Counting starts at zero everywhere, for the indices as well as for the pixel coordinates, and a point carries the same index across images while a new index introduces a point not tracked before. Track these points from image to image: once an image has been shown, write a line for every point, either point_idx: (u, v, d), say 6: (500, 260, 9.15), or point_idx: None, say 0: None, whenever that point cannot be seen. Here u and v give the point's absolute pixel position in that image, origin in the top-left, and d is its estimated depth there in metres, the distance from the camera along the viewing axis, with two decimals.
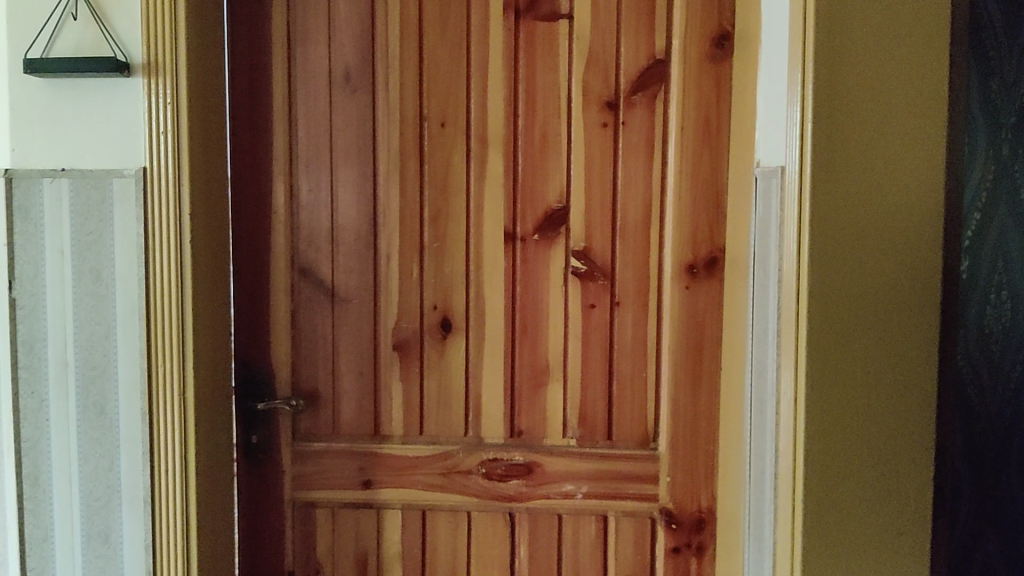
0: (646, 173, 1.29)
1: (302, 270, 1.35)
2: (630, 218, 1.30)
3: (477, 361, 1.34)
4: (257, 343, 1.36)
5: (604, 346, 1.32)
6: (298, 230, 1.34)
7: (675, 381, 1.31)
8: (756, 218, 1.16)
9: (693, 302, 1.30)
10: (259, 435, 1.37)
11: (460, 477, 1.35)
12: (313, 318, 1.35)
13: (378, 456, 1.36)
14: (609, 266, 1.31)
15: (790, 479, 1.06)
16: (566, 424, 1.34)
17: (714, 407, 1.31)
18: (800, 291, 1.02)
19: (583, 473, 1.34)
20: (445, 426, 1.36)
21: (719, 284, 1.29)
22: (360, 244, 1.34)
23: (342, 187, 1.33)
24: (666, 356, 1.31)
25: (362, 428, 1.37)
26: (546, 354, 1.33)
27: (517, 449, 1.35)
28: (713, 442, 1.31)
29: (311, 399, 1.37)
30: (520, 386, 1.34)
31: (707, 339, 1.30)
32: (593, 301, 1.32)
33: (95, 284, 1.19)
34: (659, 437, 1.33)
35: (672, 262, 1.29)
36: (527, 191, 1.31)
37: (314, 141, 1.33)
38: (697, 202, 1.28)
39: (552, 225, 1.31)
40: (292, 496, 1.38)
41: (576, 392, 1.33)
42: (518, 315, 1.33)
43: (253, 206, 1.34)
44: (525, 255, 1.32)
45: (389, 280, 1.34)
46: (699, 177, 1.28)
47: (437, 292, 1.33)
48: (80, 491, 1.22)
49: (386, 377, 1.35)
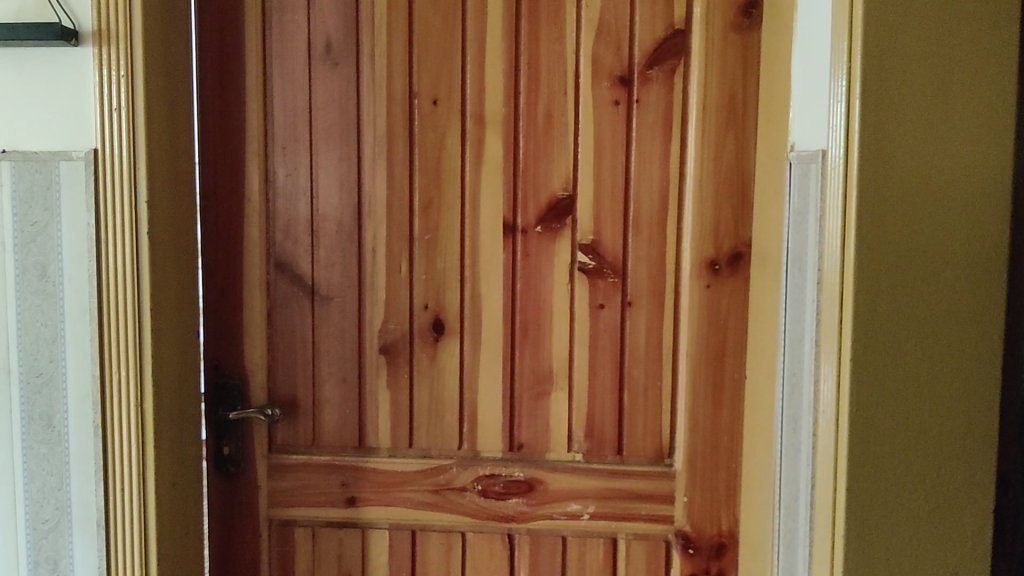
0: (663, 157, 1.15)
1: (279, 264, 1.21)
2: (645, 207, 1.16)
3: (472, 366, 1.20)
4: (228, 345, 1.22)
5: (615, 351, 1.19)
6: (274, 220, 1.21)
7: (693, 391, 1.17)
8: (790, 209, 0.99)
9: (714, 302, 1.16)
10: (230, 446, 1.23)
11: (454, 495, 1.22)
12: (291, 318, 1.22)
13: (363, 471, 1.22)
14: (621, 261, 1.17)
15: (831, 511, 0.91)
16: (572, 437, 1.21)
17: (736, 419, 1.17)
18: (843, 294, 0.88)
19: (590, 491, 1.21)
20: (437, 438, 1.22)
21: (744, 282, 1.15)
22: (343, 236, 1.20)
23: (323, 172, 1.19)
24: (684, 362, 1.17)
25: (346, 439, 1.23)
26: (549, 359, 1.19)
27: (517, 464, 1.21)
28: (736, 459, 1.18)
29: (290, 407, 1.23)
30: (521, 394, 1.20)
31: (730, 344, 1.16)
32: (602, 301, 1.18)
33: (40, 281, 1.05)
34: (675, 452, 1.20)
35: (691, 257, 1.16)
36: (529, 177, 1.17)
37: (290, 120, 1.19)
38: (720, 190, 1.14)
39: (557, 216, 1.17)
40: (268, 514, 1.24)
41: (583, 401, 1.20)
42: (519, 316, 1.19)
43: (224, 192, 1.20)
44: (526, 249, 1.18)
45: (376, 275, 1.20)
46: (723, 162, 1.14)
47: (428, 290, 1.20)
48: (25, 512, 1.09)
49: (372, 383, 1.22)
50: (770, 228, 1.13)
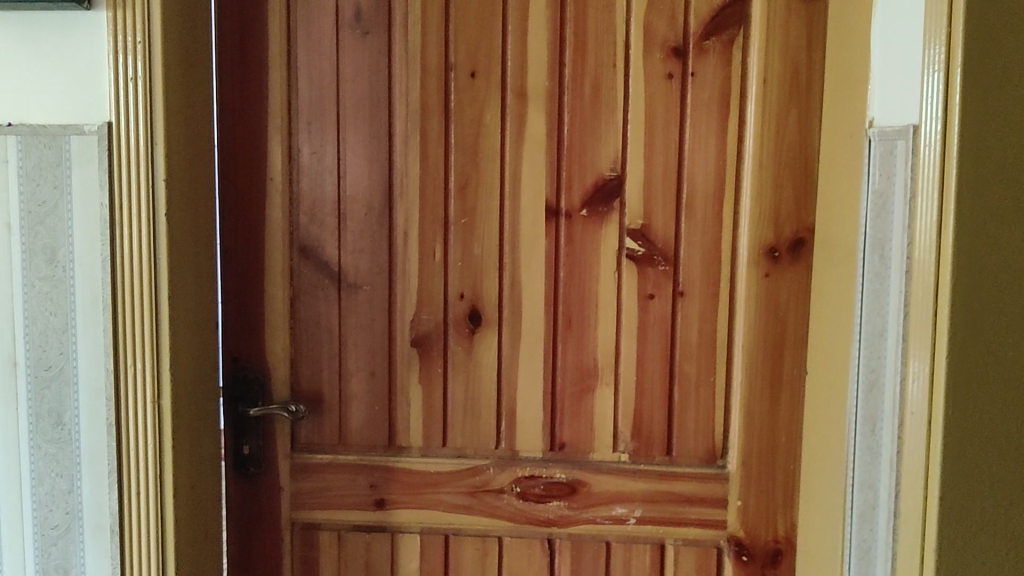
0: (720, 136, 1.07)
1: (303, 249, 1.13)
2: (700, 190, 1.08)
3: (511, 360, 1.12)
4: (248, 336, 1.14)
5: (664, 344, 1.10)
6: (298, 201, 1.12)
7: (750, 387, 1.09)
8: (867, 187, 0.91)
9: (773, 292, 1.08)
10: (251, 445, 1.15)
11: (491, 498, 1.14)
12: (315, 308, 1.13)
13: (392, 471, 1.14)
14: (672, 248, 1.09)
15: (919, 522, 0.83)
16: (617, 436, 1.13)
17: (795, 418, 1.09)
18: (939, 284, 0.80)
19: (636, 494, 1.13)
20: (473, 436, 1.14)
21: (806, 270, 1.07)
22: (373, 220, 1.11)
23: (350, 150, 1.11)
24: (740, 357, 1.09)
25: (375, 438, 1.15)
26: (594, 353, 1.11)
27: (558, 464, 1.13)
28: (794, 460, 1.10)
29: (314, 403, 1.15)
30: (563, 390, 1.12)
31: (790, 337, 1.08)
32: (651, 291, 1.10)
33: (48, 266, 0.97)
34: (729, 453, 1.12)
35: (749, 244, 1.07)
36: (574, 156, 1.08)
37: (315, 95, 1.10)
38: (782, 170, 1.06)
39: (604, 198, 1.09)
40: (291, 517, 1.16)
41: (630, 398, 1.12)
42: (561, 306, 1.11)
43: (245, 171, 1.12)
44: (571, 234, 1.10)
45: (408, 262, 1.12)
46: (785, 141, 1.06)
47: (464, 278, 1.11)
48: (33, 517, 1.01)
49: (403, 378, 1.13)
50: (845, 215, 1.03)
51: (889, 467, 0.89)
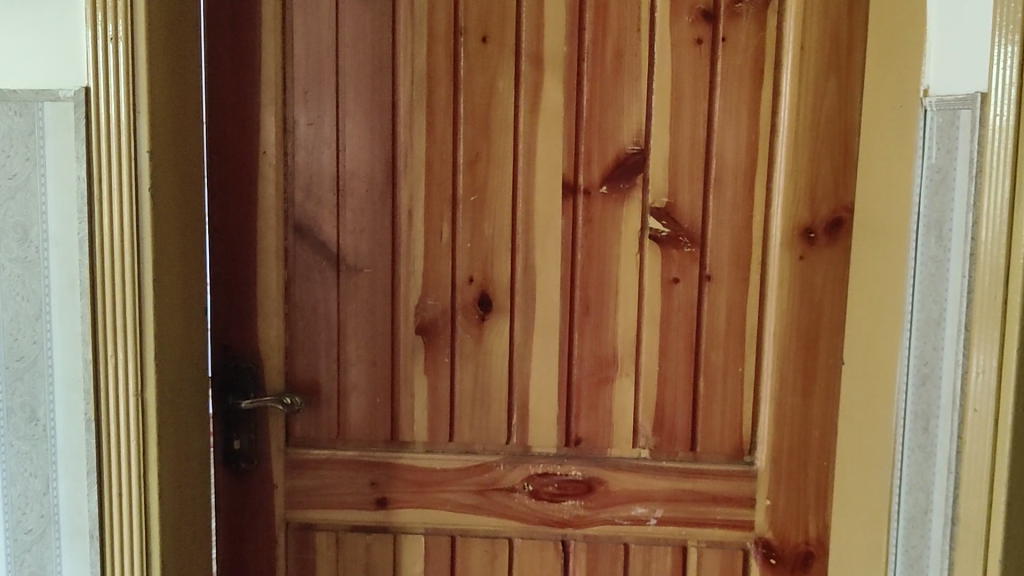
0: (752, 107, 0.99)
1: (298, 228, 1.04)
2: (730, 165, 1.00)
3: (524, 349, 1.04)
4: (239, 323, 1.06)
5: (689, 332, 1.03)
6: (293, 176, 1.03)
7: (781, 378, 1.02)
8: (925, 164, 0.84)
9: (808, 276, 1.00)
10: (242, 440, 1.06)
11: (501, 497, 1.06)
12: (312, 292, 1.05)
13: (395, 468, 1.06)
14: (699, 229, 1.01)
15: (983, 528, 0.76)
16: (638, 431, 1.05)
17: (830, 412, 1.02)
18: (1013, 269, 0.73)
19: (658, 493, 1.05)
20: (482, 431, 1.06)
21: (844, 253, 0.99)
22: (374, 196, 1.03)
23: (351, 121, 1.02)
24: (770, 345, 1.02)
25: (377, 432, 1.07)
26: (613, 341, 1.03)
27: (574, 461, 1.05)
28: (827, 458, 1.02)
29: (311, 394, 1.06)
30: (580, 382, 1.04)
31: (825, 325, 1.01)
32: (676, 274, 1.02)
33: (20, 246, 0.88)
34: (757, 449, 1.04)
35: (782, 224, 1.00)
36: (593, 128, 1.00)
37: (313, 61, 1.02)
38: (820, 144, 0.98)
39: (625, 174, 1.01)
40: (286, 517, 1.08)
41: (652, 389, 1.04)
42: (579, 292, 1.03)
43: (235, 144, 1.03)
44: (589, 213, 1.01)
45: (413, 243, 1.03)
46: (823, 112, 0.98)
47: (474, 260, 1.03)
48: (5, 520, 0.92)
49: (407, 368, 1.05)
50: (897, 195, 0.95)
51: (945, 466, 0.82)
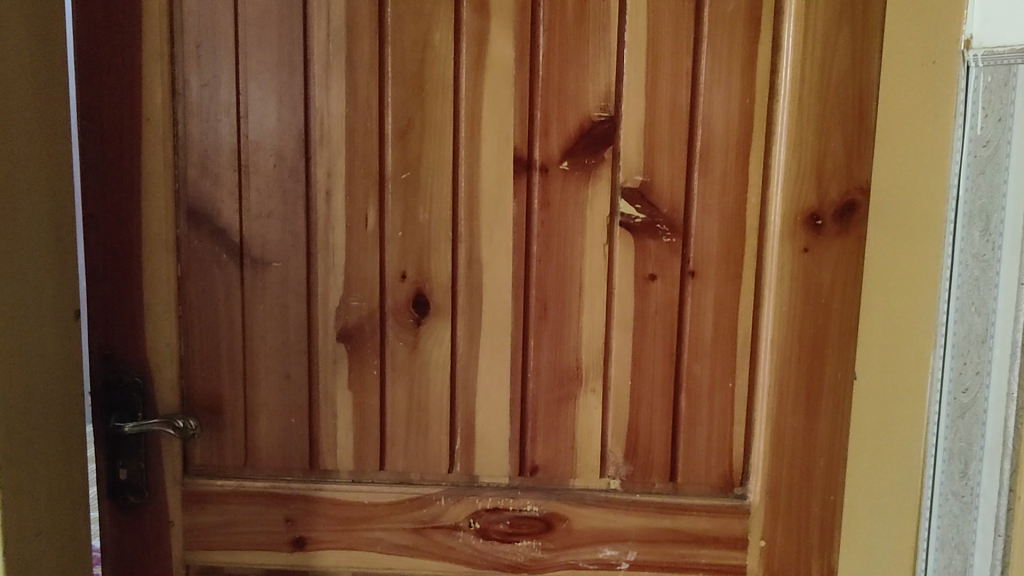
0: (746, 64, 0.80)
1: (193, 213, 0.85)
2: (719, 136, 0.81)
3: (468, 359, 0.86)
4: (123, 328, 0.87)
5: (669, 340, 0.84)
6: (185, 150, 0.85)
7: (780, 396, 0.84)
8: (964, 151, 0.77)
9: (814, 272, 0.82)
10: (129, 469, 0.89)
11: (442, 537, 0.88)
12: (211, 291, 0.86)
13: (315, 503, 0.88)
14: (680, 215, 0.82)
15: None
16: (607, 458, 0.87)
17: (838, 436, 0.84)
18: None
19: (630, 533, 0.87)
20: (419, 458, 0.88)
21: (857, 244, 0.81)
22: (284, 174, 0.84)
23: (254, 82, 0.83)
24: (767, 356, 0.83)
25: (292, 459, 0.88)
26: (576, 350, 0.85)
27: (530, 494, 0.87)
28: (834, 491, 0.85)
29: (212, 414, 0.88)
30: (537, 400, 0.86)
31: (833, 331, 0.83)
32: (653, 270, 0.83)
33: None
34: (750, 479, 0.86)
35: (783, 208, 0.81)
36: (551, 91, 0.81)
37: (207, 8, 0.82)
38: (829, 111, 0.80)
39: (590, 147, 0.82)
40: (185, 559, 0.90)
41: (623, 408, 0.86)
42: (535, 291, 0.84)
43: (113, 110, 0.84)
44: (547, 196, 0.83)
45: (332, 231, 0.85)
46: (834, 71, 0.79)
47: (407, 252, 0.84)
48: None
49: (328, 382, 0.87)
50: (931, 168, 0.79)
51: (991, 508, 0.72)
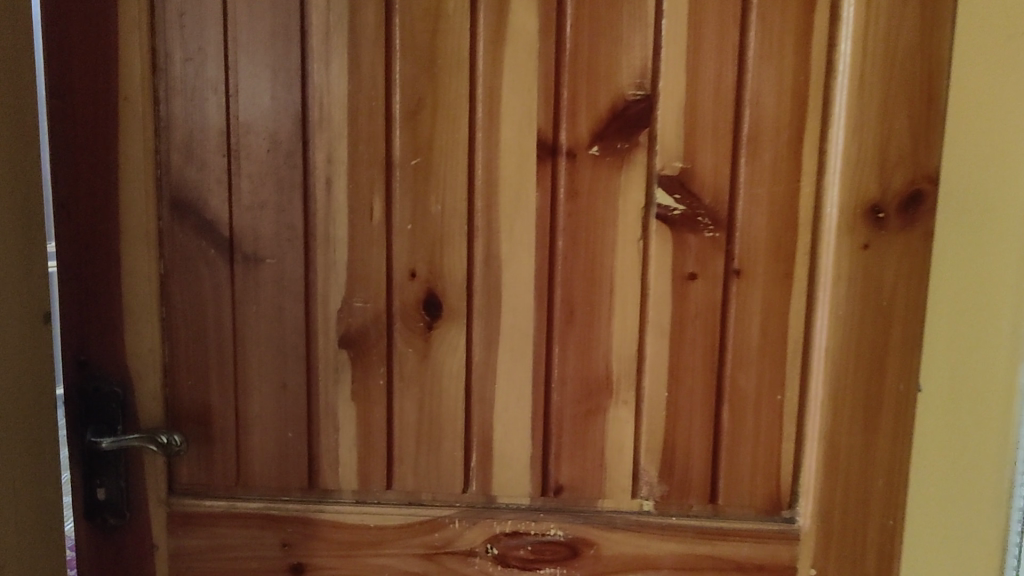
0: (801, 35, 0.71)
1: (177, 203, 0.76)
2: (769, 117, 0.72)
3: (485, 366, 0.77)
4: (100, 332, 0.78)
5: (711, 345, 0.75)
6: (168, 132, 0.75)
7: (835, 409, 0.75)
8: None
9: (875, 271, 0.73)
10: (107, 488, 0.80)
11: (456, 563, 0.79)
12: (198, 291, 0.77)
13: (314, 526, 0.79)
14: (724, 206, 0.73)
15: None
16: (640, 477, 0.78)
17: (899, 454, 0.75)
18: None
19: (664, 559, 0.78)
20: (430, 476, 0.79)
21: (922, 239, 0.72)
22: (278, 159, 0.75)
23: (244, 56, 0.74)
24: (821, 365, 0.74)
25: (290, 477, 0.80)
26: (607, 357, 0.76)
27: (554, 517, 0.78)
28: (893, 514, 0.76)
29: (200, 427, 0.79)
30: (562, 411, 0.77)
31: (896, 337, 0.73)
32: (693, 268, 0.74)
33: None
34: (800, 501, 0.77)
35: (840, 199, 0.72)
36: (580, 66, 0.72)
37: None
38: (894, 89, 0.71)
39: (623, 129, 0.73)
40: None
41: (659, 421, 0.77)
42: (561, 291, 0.75)
43: (87, 87, 0.75)
44: (575, 184, 0.74)
45: (333, 224, 0.76)
46: (901, 43, 0.70)
47: (417, 247, 0.75)
48: None
49: (329, 392, 0.78)
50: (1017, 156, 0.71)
51: None
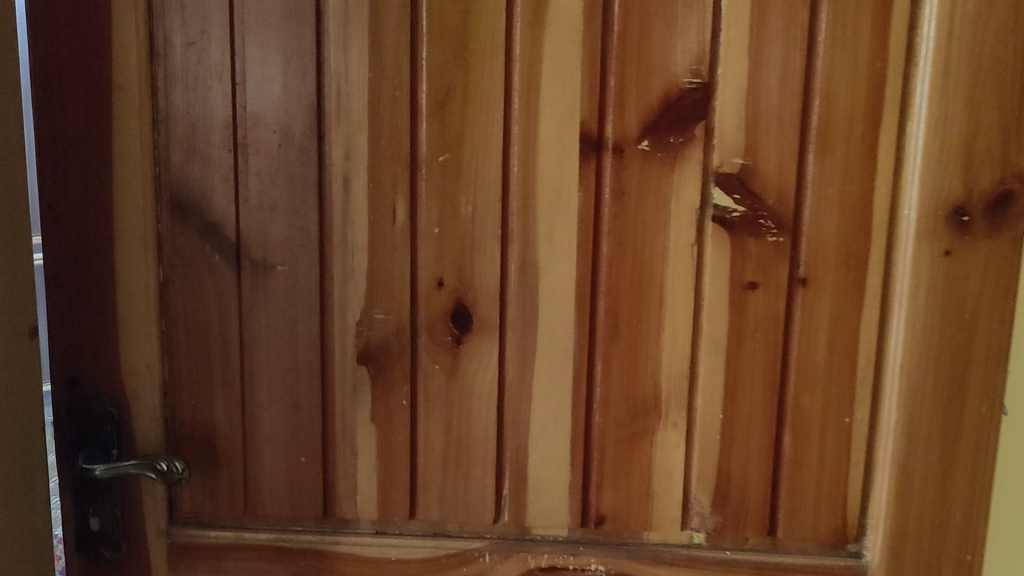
0: (879, 16, 0.63)
1: (178, 204, 0.68)
2: (841, 108, 0.64)
3: (520, 385, 0.69)
4: (92, 346, 0.71)
5: (772, 362, 0.68)
6: (167, 125, 0.67)
7: (910, 434, 0.67)
8: None
9: (958, 281, 0.65)
10: (101, 518, 0.73)
11: None
12: (201, 301, 0.69)
13: (329, 560, 0.72)
14: (790, 208, 0.65)
15: None
16: (690, 507, 0.70)
17: (980, 483, 0.67)
18: None
19: None
20: (458, 505, 0.71)
21: (1012, 245, 0.64)
22: (290, 155, 0.67)
23: (252, 40, 0.66)
24: (895, 384, 0.67)
25: (302, 506, 0.72)
26: (655, 375, 0.68)
27: (595, 551, 0.71)
28: (972, 550, 0.68)
29: (204, 450, 0.72)
30: (605, 434, 0.69)
31: (980, 354, 0.66)
32: (753, 276, 0.66)
33: None
34: (868, 534, 0.69)
35: (920, 200, 0.64)
36: (629, 50, 0.64)
37: None
38: (983, 76, 0.63)
39: (677, 122, 0.65)
40: None
41: (712, 446, 0.69)
42: (604, 301, 0.68)
43: (77, 75, 0.67)
44: (622, 182, 0.66)
45: (351, 227, 0.68)
46: (992, 25, 0.62)
47: (445, 252, 0.68)
48: None
49: (346, 412, 0.71)
50: None
51: None
